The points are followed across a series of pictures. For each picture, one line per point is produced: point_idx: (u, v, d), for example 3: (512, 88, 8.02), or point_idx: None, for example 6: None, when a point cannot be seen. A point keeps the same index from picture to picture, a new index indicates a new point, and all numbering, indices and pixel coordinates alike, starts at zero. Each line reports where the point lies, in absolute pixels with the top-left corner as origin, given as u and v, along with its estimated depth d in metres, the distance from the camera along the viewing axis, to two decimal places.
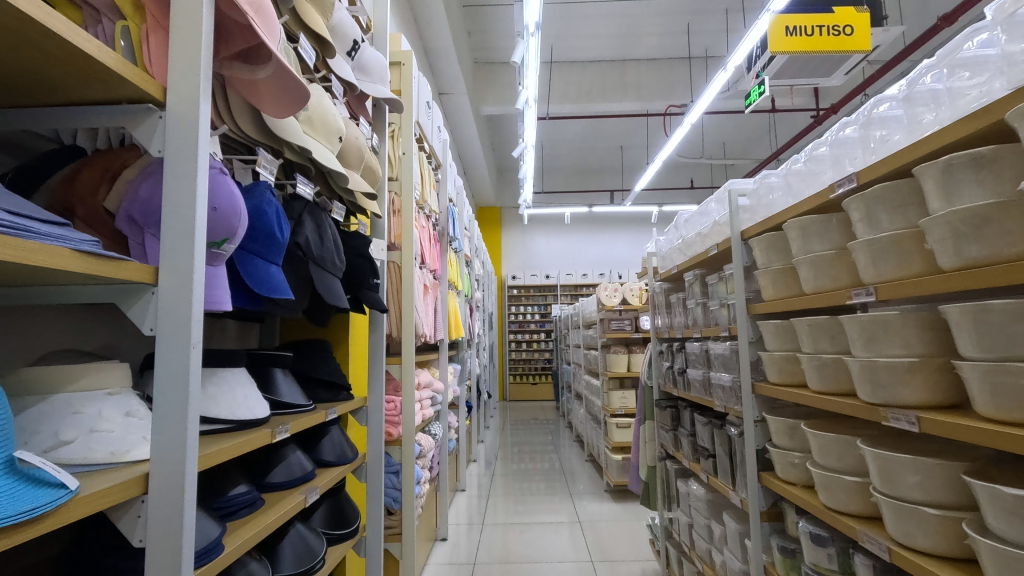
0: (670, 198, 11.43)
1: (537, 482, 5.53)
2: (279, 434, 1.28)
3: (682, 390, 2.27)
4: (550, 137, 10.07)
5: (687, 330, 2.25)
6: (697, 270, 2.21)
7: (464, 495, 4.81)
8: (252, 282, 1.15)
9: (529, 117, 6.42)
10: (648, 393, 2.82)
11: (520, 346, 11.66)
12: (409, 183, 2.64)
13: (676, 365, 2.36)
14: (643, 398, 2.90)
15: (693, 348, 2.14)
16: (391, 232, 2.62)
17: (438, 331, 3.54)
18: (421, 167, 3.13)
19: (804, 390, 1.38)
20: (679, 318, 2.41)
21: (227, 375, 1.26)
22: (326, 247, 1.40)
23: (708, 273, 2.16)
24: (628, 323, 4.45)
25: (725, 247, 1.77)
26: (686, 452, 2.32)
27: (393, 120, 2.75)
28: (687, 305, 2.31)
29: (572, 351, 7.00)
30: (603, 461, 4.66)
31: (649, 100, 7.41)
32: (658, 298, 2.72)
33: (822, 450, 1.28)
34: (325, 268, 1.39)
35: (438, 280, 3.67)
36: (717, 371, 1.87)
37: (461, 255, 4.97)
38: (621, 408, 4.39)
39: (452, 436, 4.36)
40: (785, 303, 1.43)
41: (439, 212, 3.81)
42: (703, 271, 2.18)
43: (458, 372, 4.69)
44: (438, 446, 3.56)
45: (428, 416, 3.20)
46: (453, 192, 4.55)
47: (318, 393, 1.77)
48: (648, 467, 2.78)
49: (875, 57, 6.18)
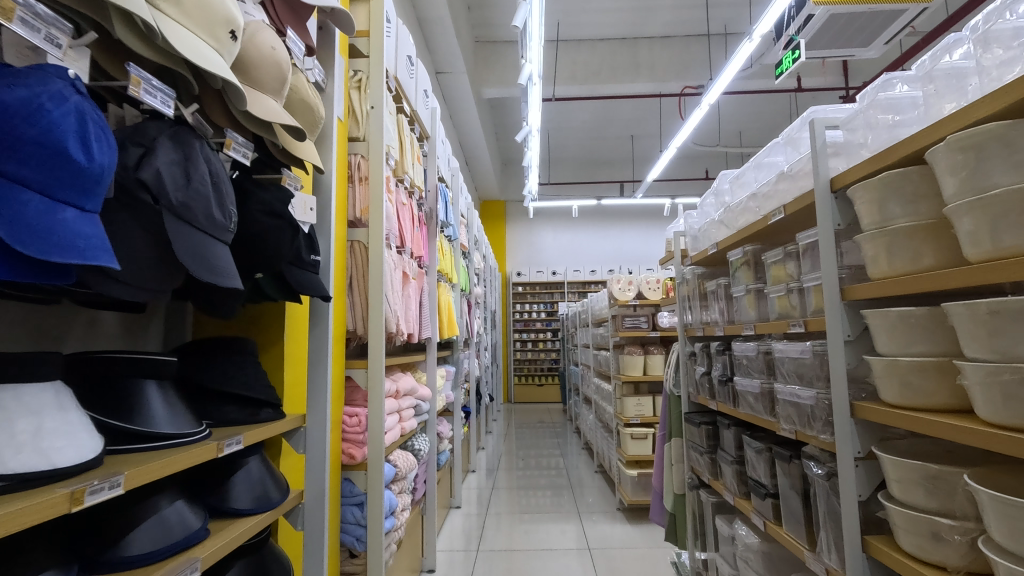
0: (683, 190, 10.88)
1: (541, 495, 5.01)
2: (91, 496, 0.76)
3: (727, 404, 1.75)
4: (557, 124, 9.54)
5: (732, 326, 1.73)
6: (749, 246, 1.69)
7: (459, 513, 4.30)
8: (10, 230, 0.63)
9: (534, 96, 5.89)
10: (674, 404, 2.30)
11: (525, 346, 11.13)
12: (379, 144, 2.14)
13: (715, 372, 1.84)
14: (668, 410, 2.38)
15: (742, 349, 1.62)
16: (356, 205, 2.12)
17: (424, 328, 3.04)
18: (400, 130, 2.62)
19: (968, 424, 0.85)
20: (719, 311, 1.90)
21: (7, 397, 0.76)
22: (192, 188, 0.88)
23: (763, 251, 1.64)
24: (644, 320, 3.95)
25: (800, 205, 1.25)
26: (729, 484, 1.80)
27: (360, 68, 2.25)
28: (732, 294, 1.79)
29: (580, 351, 6.49)
30: (615, 476, 4.15)
31: (664, 80, 6.88)
32: (687, 288, 2.20)
33: (1015, 526, 0.76)
34: (193, 223, 0.88)
35: (425, 268, 3.16)
36: (784, 383, 1.35)
37: (455, 244, 4.46)
38: (636, 418, 3.86)
39: (445, 448, 3.86)
40: (932, 280, 0.90)
41: (427, 191, 3.30)
42: (758, 247, 1.65)
43: (453, 375, 4.18)
44: (424, 462, 3.06)
45: (409, 429, 2.70)
46: (446, 172, 4.05)
47: (225, 410, 1.27)
48: (673, 495, 2.26)
49: (915, 29, 5.62)
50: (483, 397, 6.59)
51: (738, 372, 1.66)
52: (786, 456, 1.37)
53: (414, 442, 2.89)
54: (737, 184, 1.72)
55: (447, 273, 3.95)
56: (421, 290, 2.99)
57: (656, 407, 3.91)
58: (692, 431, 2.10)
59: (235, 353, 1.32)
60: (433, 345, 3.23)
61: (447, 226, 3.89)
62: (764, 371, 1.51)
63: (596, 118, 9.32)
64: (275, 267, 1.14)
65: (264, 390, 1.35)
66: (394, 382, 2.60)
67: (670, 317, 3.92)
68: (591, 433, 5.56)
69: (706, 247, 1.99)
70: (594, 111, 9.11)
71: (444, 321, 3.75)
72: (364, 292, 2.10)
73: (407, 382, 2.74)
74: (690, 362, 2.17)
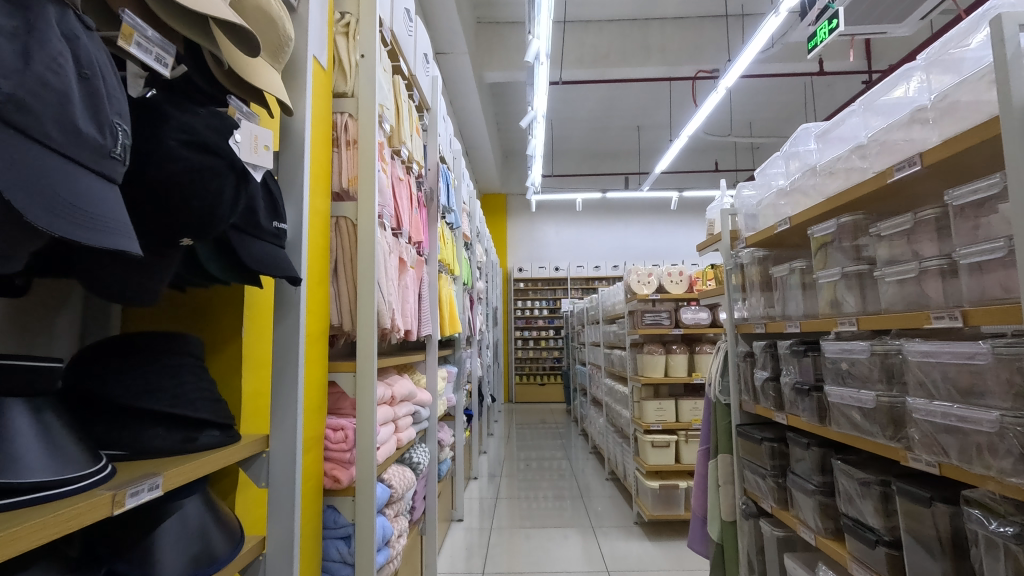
0: (690, 182, 10.51)
1: (549, 504, 4.66)
2: None
3: (795, 414, 1.50)
4: (560, 113, 9.18)
5: (817, 321, 1.40)
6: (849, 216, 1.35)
7: (462, 526, 3.95)
8: None
9: (540, 77, 5.52)
10: (722, 413, 1.95)
11: (527, 344, 10.77)
12: (371, 100, 1.78)
13: (782, 377, 1.58)
14: (711, 419, 2.03)
15: (837, 353, 1.35)
16: (342, 174, 1.76)
17: (424, 324, 2.68)
18: (397, 92, 2.26)
19: None
20: (792, 301, 1.57)
21: None
22: (33, 73, 0.51)
23: (869, 222, 1.32)
24: (666, 316, 3.60)
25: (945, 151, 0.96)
26: (806, 518, 1.44)
27: (347, 10, 1.88)
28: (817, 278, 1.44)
29: (588, 350, 6.14)
30: (633, 487, 3.80)
31: (677, 64, 6.52)
32: (743, 276, 1.86)
33: None
34: (34, 136, 0.51)
35: (425, 256, 2.79)
36: (917, 399, 1.10)
37: (458, 234, 4.10)
38: (657, 424, 3.49)
39: (446, 456, 3.51)
40: None
41: (428, 170, 2.93)
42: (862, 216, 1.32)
43: (455, 376, 3.82)
44: (424, 475, 2.70)
45: (406, 440, 2.34)
46: (447, 153, 3.68)
47: (147, 435, 0.89)
48: (720, 523, 1.89)
49: (948, 7, 5.24)
50: (485, 398, 6.23)
51: (834, 381, 1.35)
52: (921, 496, 1.07)
53: (413, 454, 2.52)
54: (828, 139, 1.39)
55: (449, 264, 3.60)
56: (420, 280, 2.63)
57: (680, 412, 3.53)
58: (748, 448, 1.75)
59: (169, 355, 0.96)
60: (433, 344, 2.87)
61: (449, 212, 3.53)
62: (882, 378, 1.21)
63: (602, 106, 8.97)
64: (212, 230, 0.79)
65: (210, 405, 1.00)
66: (391, 387, 2.24)
67: (695, 312, 3.56)
68: (602, 438, 5.21)
69: (773, 224, 1.64)
70: (600, 99, 8.76)
71: (445, 316, 3.40)
72: (352, 278, 1.73)
73: (405, 385, 2.37)
74: (745, 364, 1.83)
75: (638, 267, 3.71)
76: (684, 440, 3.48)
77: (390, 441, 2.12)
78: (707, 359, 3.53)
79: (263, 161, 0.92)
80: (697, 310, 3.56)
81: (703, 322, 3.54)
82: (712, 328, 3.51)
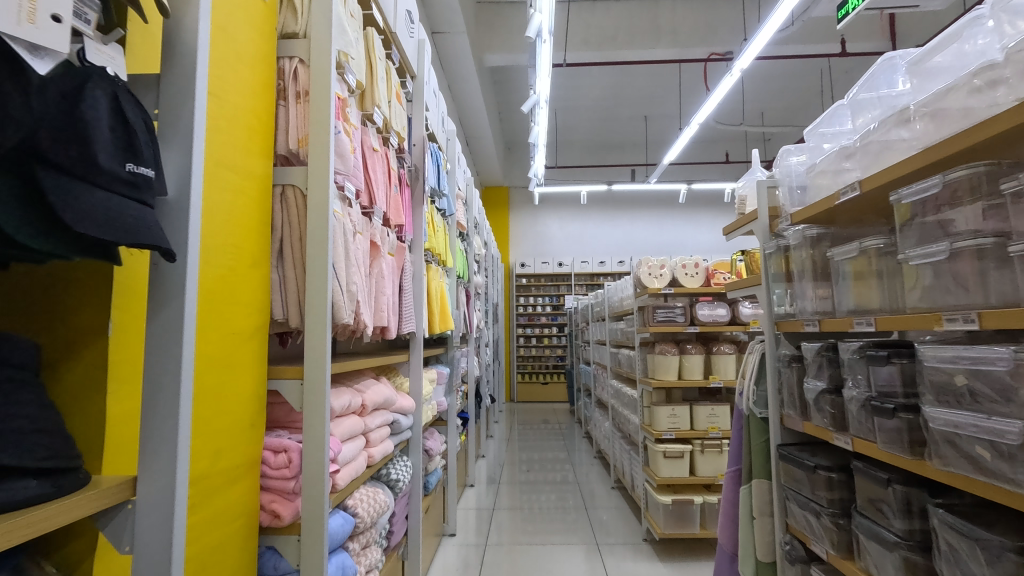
0: (700, 174, 10.14)
1: (549, 514, 4.32)
2: None
3: (865, 439, 1.19)
4: (565, 101, 8.82)
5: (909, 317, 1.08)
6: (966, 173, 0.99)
7: (454, 542, 3.61)
8: None
9: (543, 57, 5.17)
10: (756, 427, 1.62)
11: (529, 341, 10.41)
12: (326, 41, 1.43)
13: (845, 390, 1.27)
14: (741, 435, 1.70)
15: (944, 360, 1.02)
16: (290, 133, 1.42)
17: (405, 320, 2.34)
18: (369, 46, 1.92)
19: None
20: (864, 300, 1.25)
21: None
22: None
23: (1013, 167, 0.95)
24: (680, 313, 3.25)
25: None
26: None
27: None
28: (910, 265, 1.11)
29: (592, 349, 5.81)
30: (642, 500, 3.46)
31: (689, 46, 6.15)
32: (789, 261, 1.52)
33: None
34: None
35: (408, 243, 2.45)
36: None
37: (451, 220, 3.76)
38: (670, 432, 3.14)
39: (434, 465, 3.17)
40: None
41: (412, 145, 2.58)
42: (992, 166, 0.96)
43: (447, 378, 3.49)
44: (405, 493, 2.38)
45: (382, 455, 2.01)
46: (438, 131, 3.33)
47: None
48: (753, 565, 1.55)
49: None
50: (483, 399, 5.89)
51: (942, 399, 1.02)
52: None
53: (390, 470, 2.20)
54: (927, 71, 1.07)
55: (440, 253, 3.26)
56: (401, 270, 2.30)
57: (695, 419, 3.18)
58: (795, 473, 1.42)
59: None
60: (418, 344, 2.54)
61: (439, 195, 3.20)
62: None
63: (608, 94, 8.60)
64: None
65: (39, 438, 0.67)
66: (363, 395, 1.91)
67: (712, 308, 3.20)
68: (607, 444, 4.87)
69: (831, 192, 1.31)
70: (606, 86, 8.39)
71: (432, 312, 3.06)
72: (301, 262, 1.40)
73: (381, 391, 2.05)
74: (790, 371, 1.50)
75: (649, 258, 3.36)
76: (700, 450, 3.13)
77: (359, 457, 1.79)
78: (725, 360, 3.18)
79: (46, 39, 0.62)
80: (714, 306, 3.21)
81: (721, 319, 3.18)
82: (731, 326, 3.17)
